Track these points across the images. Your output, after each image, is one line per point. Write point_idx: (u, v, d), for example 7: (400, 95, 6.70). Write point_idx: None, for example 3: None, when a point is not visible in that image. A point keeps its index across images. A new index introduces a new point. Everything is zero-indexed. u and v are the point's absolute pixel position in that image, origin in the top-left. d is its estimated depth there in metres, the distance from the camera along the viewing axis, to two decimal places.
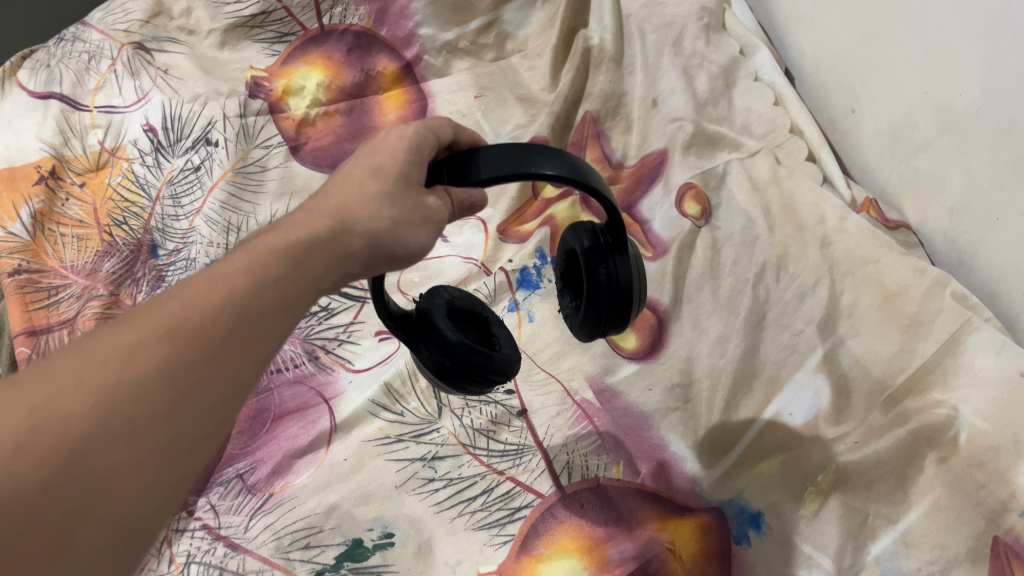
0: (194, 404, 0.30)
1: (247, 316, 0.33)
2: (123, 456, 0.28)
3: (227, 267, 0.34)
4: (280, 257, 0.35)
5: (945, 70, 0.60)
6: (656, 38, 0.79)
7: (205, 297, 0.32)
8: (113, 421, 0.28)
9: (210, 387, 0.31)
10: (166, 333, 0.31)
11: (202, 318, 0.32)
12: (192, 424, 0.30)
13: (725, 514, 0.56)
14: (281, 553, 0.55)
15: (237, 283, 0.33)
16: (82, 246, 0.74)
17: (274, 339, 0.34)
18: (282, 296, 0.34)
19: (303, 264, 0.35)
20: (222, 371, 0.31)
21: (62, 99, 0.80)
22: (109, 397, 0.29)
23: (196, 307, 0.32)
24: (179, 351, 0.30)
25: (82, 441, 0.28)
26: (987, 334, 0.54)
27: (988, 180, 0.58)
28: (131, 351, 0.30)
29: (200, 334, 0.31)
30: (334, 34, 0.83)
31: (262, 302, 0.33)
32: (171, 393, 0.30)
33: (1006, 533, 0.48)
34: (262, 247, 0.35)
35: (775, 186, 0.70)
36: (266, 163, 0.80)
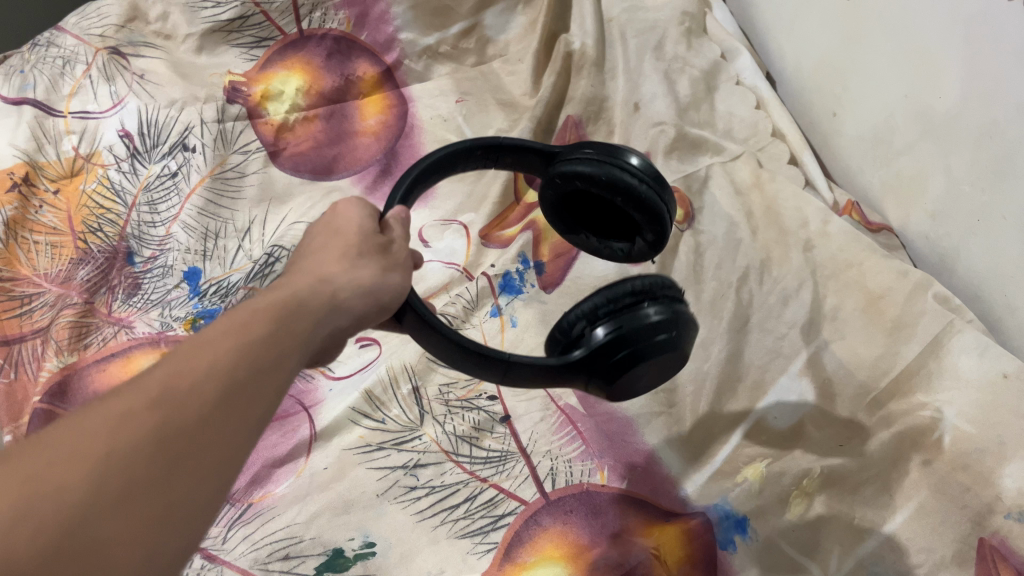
0: (188, 472, 0.28)
1: (236, 379, 0.31)
2: (119, 527, 0.25)
3: (209, 331, 0.32)
4: (261, 319, 0.34)
5: (925, 74, 0.60)
6: (638, 42, 0.79)
7: (195, 360, 0.30)
8: (107, 492, 0.26)
9: (204, 455, 0.29)
10: (158, 399, 0.28)
11: (191, 382, 0.29)
12: (188, 495, 0.28)
13: (710, 519, 0.55)
14: (259, 565, 0.54)
15: (224, 346, 0.32)
16: (57, 254, 0.73)
17: (266, 403, 0.32)
18: (269, 358, 0.33)
19: (285, 326, 0.35)
20: (216, 438, 0.29)
21: (36, 104, 0.78)
22: (103, 466, 0.26)
23: (187, 371, 0.30)
24: (172, 418, 0.28)
25: (76, 517, 0.25)
26: (970, 336, 0.54)
27: (969, 183, 0.58)
28: (122, 417, 0.27)
29: (192, 399, 0.29)
30: (313, 39, 0.82)
31: (250, 365, 0.32)
32: (166, 460, 0.27)
33: (992, 535, 0.49)
34: (243, 311, 0.34)
35: (758, 190, 0.70)
36: (244, 169, 0.79)
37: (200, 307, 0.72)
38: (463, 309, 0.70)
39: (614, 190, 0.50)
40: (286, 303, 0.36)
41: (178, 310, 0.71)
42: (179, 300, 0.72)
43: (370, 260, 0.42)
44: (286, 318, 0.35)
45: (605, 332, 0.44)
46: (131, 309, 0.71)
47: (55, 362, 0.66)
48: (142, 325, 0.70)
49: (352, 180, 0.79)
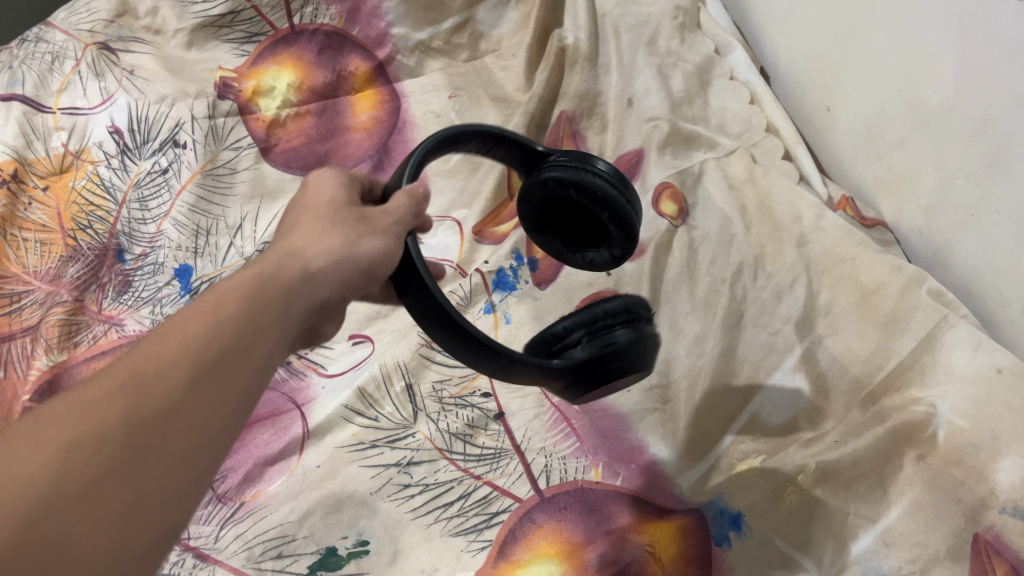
0: (158, 457, 0.28)
1: (209, 360, 0.31)
2: (83, 517, 0.26)
3: (184, 315, 0.33)
4: (238, 297, 0.34)
5: (919, 68, 0.60)
6: (631, 37, 0.79)
7: (163, 345, 0.31)
8: (70, 480, 0.26)
9: (177, 438, 0.29)
10: (127, 386, 0.29)
11: (160, 368, 0.30)
12: (158, 479, 0.28)
13: (705, 515, 0.55)
14: (252, 563, 0.54)
15: (197, 329, 0.32)
16: (46, 251, 0.73)
17: (243, 385, 0.32)
18: (244, 337, 0.33)
19: (262, 303, 0.35)
20: (189, 420, 0.29)
21: (24, 101, 0.78)
22: (65, 454, 0.27)
23: (157, 357, 0.30)
24: (138, 402, 0.29)
25: (38, 506, 0.25)
26: (964, 330, 0.54)
27: (962, 177, 0.58)
28: (88, 408, 0.28)
29: (161, 385, 0.29)
30: (304, 34, 0.81)
31: (224, 346, 0.32)
32: (131, 445, 0.28)
33: (986, 530, 0.49)
34: (217, 292, 0.34)
35: (752, 185, 0.69)
36: (235, 165, 0.78)
37: None
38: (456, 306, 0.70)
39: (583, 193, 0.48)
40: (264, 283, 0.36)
41: (169, 308, 0.71)
42: (170, 298, 0.71)
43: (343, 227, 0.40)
44: (260, 296, 0.35)
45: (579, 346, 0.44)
46: (121, 307, 0.71)
47: (45, 361, 0.66)
48: (132, 322, 0.70)
49: None
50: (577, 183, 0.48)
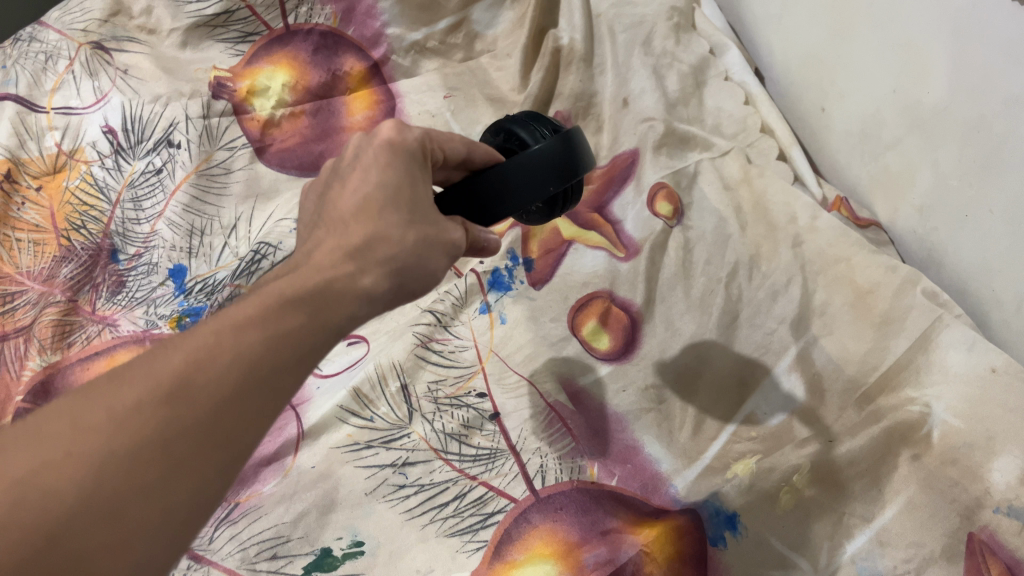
0: (190, 475, 0.29)
1: (256, 372, 0.31)
2: (110, 536, 0.27)
3: (238, 315, 0.33)
4: (297, 304, 0.34)
5: (913, 68, 0.60)
6: (626, 37, 0.79)
7: (215, 350, 0.31)
8: (102, 495, 0.27)
9: (212, 455, 0.29)
10: (168, 396, 0.29)
11: (206, 377, 0.30)
12: (189, 495, 0.29)
13: (700, 516, 0.55)
14: (247, 565, 0.54)
15: (249, 338, 0.32)
16: (39, 251, 0.72)
17: (289, 395, 0.33)
18: (298, 348, 0.33)
19: (323, 311, 0.34)
20: (225, 437, 0.30)
21: (18, 100, 0.77)
22: (101, 463, 0.27)
23: (203, 365, 0.30)
24: (179, 417, 0.29)
25: (66, 522, 0.26)
26: (957, 330, 0.54)
27: (956, 177, 0.58)
28: (129, 416, 0.28)
29: (204, 398, 0.30)
30: (299, 34, 0.81)
31: (275, 356, 0.32)
32: (168, 462, 0.28)
33: (981, 530, 0.49)
34: (276, 292, 0.34)
35: (747, 185, 0.70)
36: (230, 165, 0.78)
37: (185, 305, 0.71)
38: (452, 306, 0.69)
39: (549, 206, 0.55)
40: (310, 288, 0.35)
41: (163, 309, 0.71)
42: (164, 298, 0.71)
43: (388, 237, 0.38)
44: (321, 310, 0.35)
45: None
46: (115, 307, 0.70)
47: (38, 361, 0.66)
48: (126, 322, 0.69)
49: None
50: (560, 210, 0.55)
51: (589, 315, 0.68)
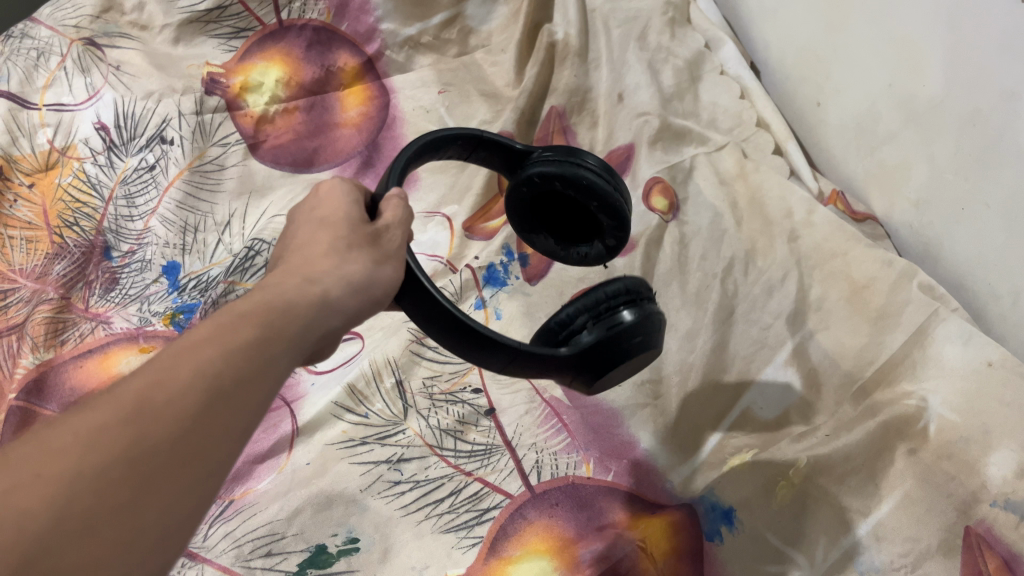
0: (164, 489, 0.27)
1: (222, 383, 0.30)
2: (85, 557, 0.25)
3: (195, 333, 0.31)
4: (254, 319, 0.33)
5: (908, 62, 0.60)
6: (621, 33, 0.79)
7: (176, 366, 0.29)
8: (69, 517, 0.25)
9: (183, 468, 0.28)
10: (133, 412, 0.28)
11: (170, 392, 0.28)
12: (161, 512, 0.27)
13: (696, 511, 0.55)
14: (241, 561, 0.53)
15: (209, 350, 0.30)
16: (32, 248, 0.72)
17: (257, 406, 0.31)
18: (259, 360, 0.32)
19: (277, 325, 0.33)
20: (196, 449, 0.28)
21: (9, 97, 0.76)
22: (71, 484, 0.25)
23: (166, 380, 0.29)
24: (143, 431, 0.27)
25: (36, 547, 0.24)
26: (954, 324, 0.54)
27: (952, 172, 0.58)
28: (93, 436, 0.27)
29: (170, 411, 0.28)
30: (293, 29, 0.80)
31: (238, 367, 0.31)
32: (139, 477, 0.26)
33: (978, 524, 0.49)
34: (233, 311, 0.33)
35: (742, 180, 0.69)
36: (223, 162, 0.78)
37: (179, 301, 0.70)
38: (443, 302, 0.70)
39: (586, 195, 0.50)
40: (272, 303, 0.34)
41: (157, 306, 0.70)
42: (158, 295, 0.71)
43: (361, 250, 0.40)
44: (276, 321, 0.33)
45: (593, 335, 0.45)
46: (108, 304, 0.70)
47: (31, 359, 0.65)
48: (119, 320, 0.69)
49: (334, 172, 0.79)
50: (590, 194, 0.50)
51: None
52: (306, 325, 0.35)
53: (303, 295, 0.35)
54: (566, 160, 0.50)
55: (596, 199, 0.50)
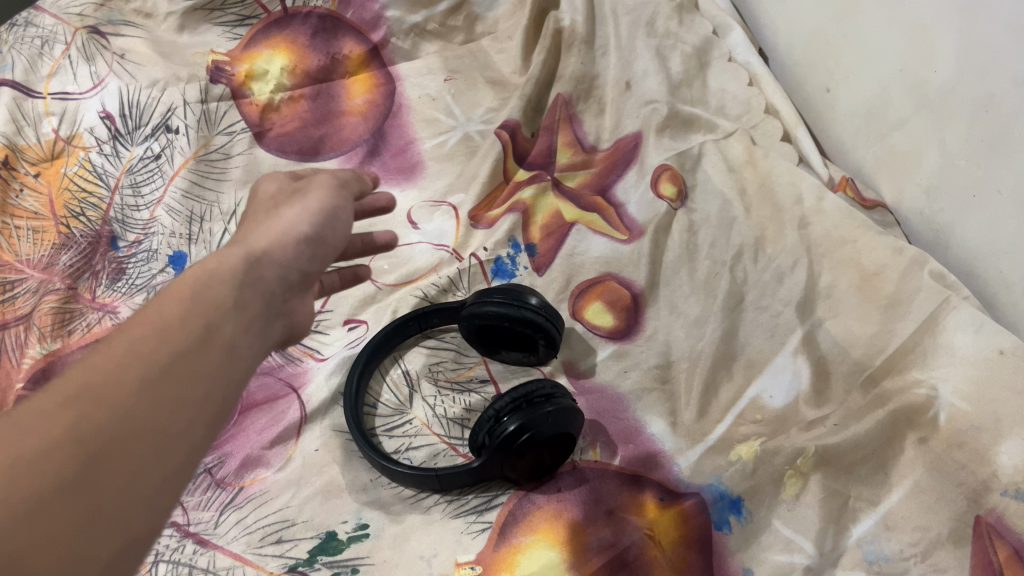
0: (112, 467, 0.27)
1: (161, 362, 0.30)
2: (35, 538, 0.24)
3: (130, 321, 0.31)
4: (188, 297, 0.33)
5: (919, 48, 0.59)
6: (630, 19, 0.78)
7: (107, 352, 0.30)
8: (18, 501, 0.25)
9: (132, 447, 0.28)
10: (69, 396, 0.28)
11: (107, 375, 0.29)
12: (116, 489, 0.27)
13: (705, 499, 0.54)
14: (252, 548, 0.52)
15: (138, 332, 0.30)
16: (38, 238, 0.72)
17: (205, 380, 0.31)
18: (198, 335, 0.32)
19: (209, 298, 0.33)
20: (142, 426, 0.28)
21: (14, 86, 0.76)
22: (11, 467, 0.25)
23: (100, 364, 0.29)
24: (84, 412, 0.27)
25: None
26: (965, 312, 0.54)
27: (964, 158, 0.57)
28: (32, 424, 0.27)
29: (109, 390, 0.28)
30: (297, 17, 0.80)
31: (177, 345, 0.31)
32: (83, 456, 0.26)
33: (988, 513, 0.48)
34: (167, 293, 0.33)
35: (751, 167, 0.69)
36: (229, 151, 0.78)
37: None
38: (440, 288, 0.69)
39: (515, 321, 0.57)
40: (202, 278, 0.34)
41: None
42: (164, 285, 0.71)
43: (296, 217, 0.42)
44: (207, 293, 0.34)
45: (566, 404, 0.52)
46: (115, 294, 0.70)
47: (38, 349, 0.65)
48: (126, 309, 0.69)
49: (338, 161, 0.78)
50: (517, 319, 0.57)
51: (592, 297, 0.67)
52: (237, 298, 0.35)
53: (229, 271, 0.36)
54: (493, 312, 0.58)
55: (517, 321, 0.57)
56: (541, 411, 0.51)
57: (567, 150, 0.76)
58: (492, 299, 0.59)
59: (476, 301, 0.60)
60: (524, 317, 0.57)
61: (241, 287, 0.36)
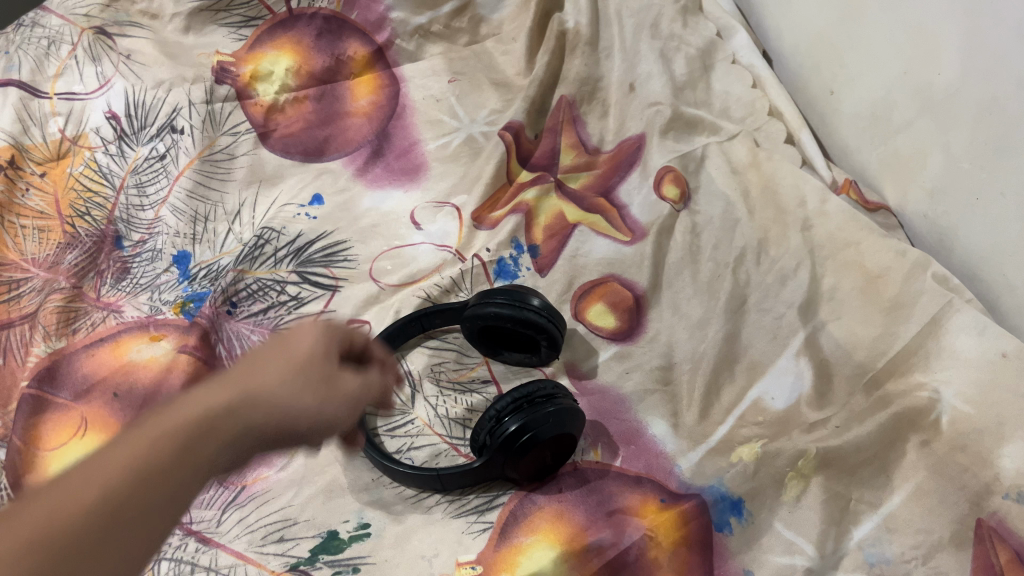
0: (126, 540, 0.30)
1: (183, 450, 0.33)
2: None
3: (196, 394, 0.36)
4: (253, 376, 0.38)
5: (923, 50, 0.59)
6: (634, 22, 0.78)
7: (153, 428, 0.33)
8: (46, 557, 0.28)
9: (139, 528, 0.31)
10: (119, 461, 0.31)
11: (146, 453, 0.32)
12: (124, 562, 0.30)
13: (706, 501, 0.53)
14: (254, 547, 0.52)
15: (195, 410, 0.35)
16: (44, 238, 0.72)
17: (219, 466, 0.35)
18: (231, 421, 0.36)
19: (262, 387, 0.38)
20: (158, 505, 0.31)
21: (21, 86, 0.76)
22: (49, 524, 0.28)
23: (146, 440, 0.33)
24: (124, 484, 0.31)
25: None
26: (969, 315, 0.53)
27: (968, 161, 0.57)
28: (78, 485, 0.30)
29: (146, 468, 0.32)
30: (302, 18, 0.81)
31: (215, 429, 0.35)
32: (109, 525, 0.30)
33: (990, 516, 0.48)
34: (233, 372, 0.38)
35: (755, 169, 0.69)
36: (233, 151, 0.79)
37: (189, 291, 0.70)
38: (442, 289, 0.69)
39: (517, 322, 0.57)
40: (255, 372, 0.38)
41: (168, 295, 0.70)
42: (168, 285, 0.71)
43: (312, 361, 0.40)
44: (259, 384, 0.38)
45: (567, 406, 0.53)
46: (120, 293, 0.70)
47: (43, 347, 0.65)
48: (130, 309, 0.68)
49: (342, 162, 0.79)
50: (519, 320, 0.57)
51: (594, 299, 0.67)
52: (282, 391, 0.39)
53: (274, 363, 0.39)
54: (495, 312, 0.58)
55: (518, 322, 0.57)
56: (542, 410, 0.51)
57: (570, 151, 0.77)
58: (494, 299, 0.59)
59: (478, 302, 0.60)
60: (524, 317, 0.57)
61: (278, 387, 0.38)
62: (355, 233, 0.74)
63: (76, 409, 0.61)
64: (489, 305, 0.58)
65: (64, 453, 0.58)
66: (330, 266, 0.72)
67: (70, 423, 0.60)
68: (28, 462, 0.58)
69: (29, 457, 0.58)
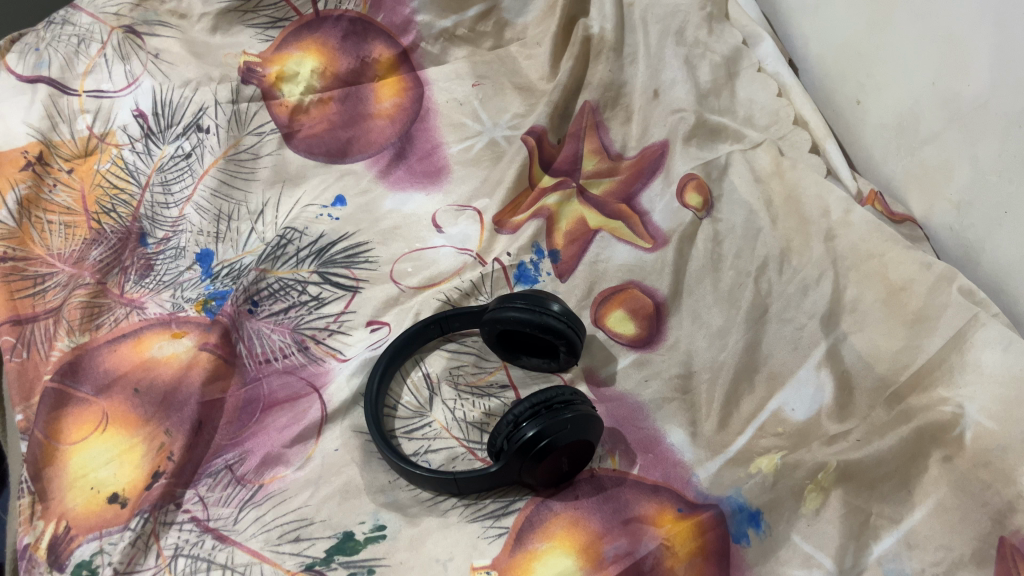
0: None
1: None
2: None
3: None
4: None
5: (954, 61, 0.58)
6: (660, 28, 0.78)
7: None
8: None
9: None
10: None
11: None
12: None
13: (723, 512, 0.53)
14: (270, 546, 0.53)
15: None
16: (70, 233, 0.73)
17: None
18: None
19: None
20: None
21: (51, 83, 0.77)
22: None
23: None
24: None
25: None
26: (994, 330, 0.52)
27: (996, 173, 0.56)
28: None
29: None
30: (329, 19, 0.82)
31: None
32: None
33: (1012, 534, 0.47)
34: None
35: (778, 178, 0.68)
36: (258, 151, 0.79)
37: (211, 289, 0.70)
38: (462, 292, 0.69)
39: (535, 327, 0.57)
40: None
41: (190, 293, 0.70)
42: (191, 282, 0.71)
43: None
44: None
45: (586, 413, 0.52)
46: (143, 290, 0.70)
47: (66, 342, 0.65)
48: (153, 305, 0.69)
49: (365, 163, 0.80)
50: (537, 324, 0.57)
51: (614, 305, 0.67)
52: None
53: None
54: (515, 316, 0.58)
55: (536, 326, 0.57)
56: (560, 417, 0.51)
57: (592, 157, 0.77)
58: (513, 303, 0.59)
59: (498, 304, 0.60)
60: (543, 322, 0.57)
61: None
62: (376, 235, 0.74)
63: (97, 403, 0.61)
64: (510, 309, 0.58)
65: (86, 447, 0.59)
66: (351, 267, 0.72)
67: (91, 418, 0.60)
68: (49, 455, 0.58)
69: (50, 450, 0.58)
